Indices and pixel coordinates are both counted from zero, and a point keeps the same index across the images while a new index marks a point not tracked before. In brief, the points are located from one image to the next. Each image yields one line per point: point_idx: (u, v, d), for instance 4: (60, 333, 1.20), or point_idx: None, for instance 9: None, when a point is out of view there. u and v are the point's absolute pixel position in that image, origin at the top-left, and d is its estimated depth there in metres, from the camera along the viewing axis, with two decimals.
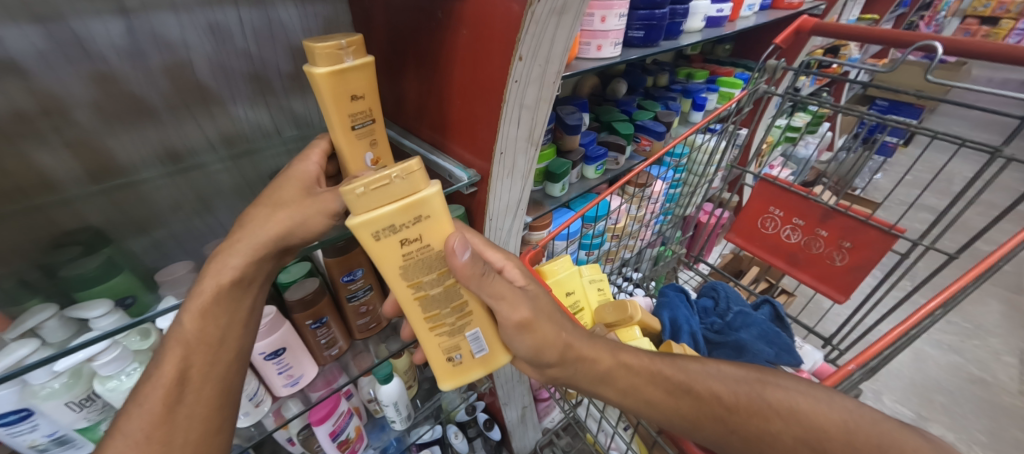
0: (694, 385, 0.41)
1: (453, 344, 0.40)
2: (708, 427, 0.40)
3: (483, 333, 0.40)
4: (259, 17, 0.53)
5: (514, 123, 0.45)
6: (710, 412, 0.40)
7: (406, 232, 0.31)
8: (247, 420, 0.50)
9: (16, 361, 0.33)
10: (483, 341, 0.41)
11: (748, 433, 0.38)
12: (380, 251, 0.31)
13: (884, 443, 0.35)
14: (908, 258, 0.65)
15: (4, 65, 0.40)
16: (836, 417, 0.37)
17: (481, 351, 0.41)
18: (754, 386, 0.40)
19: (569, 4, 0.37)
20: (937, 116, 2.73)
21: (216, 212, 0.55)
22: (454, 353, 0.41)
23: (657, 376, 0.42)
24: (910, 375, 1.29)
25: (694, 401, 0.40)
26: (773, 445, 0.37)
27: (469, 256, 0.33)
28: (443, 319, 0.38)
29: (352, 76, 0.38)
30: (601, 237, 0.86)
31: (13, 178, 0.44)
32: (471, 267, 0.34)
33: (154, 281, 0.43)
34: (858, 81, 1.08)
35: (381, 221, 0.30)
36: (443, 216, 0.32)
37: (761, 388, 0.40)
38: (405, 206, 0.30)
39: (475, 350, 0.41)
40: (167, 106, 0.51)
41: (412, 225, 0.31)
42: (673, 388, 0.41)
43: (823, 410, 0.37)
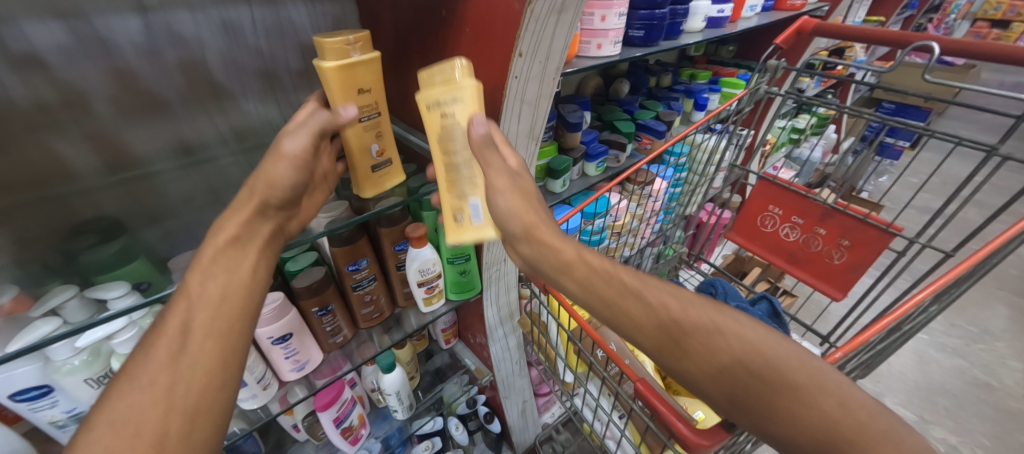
0: (647, 294, 0.35)
1: (457, 204, 0.43)
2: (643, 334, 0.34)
3: (482, 203, 0.41)
4: (270, 15, 0.55)
5: (515, 118, 0.46)
6: (651, 319, 0.34)
7: (443, 105, 0.39)
8: (255, 403, 0.51)
9: (41, 338, 0.35)
10: (481, 212, 0.42)
11: (680, 345, 0.33)
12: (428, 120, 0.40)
13: (825, 395, 0.29)
14: (905, 256, 0.65)
15: (28, 58, 0.42)
16: (783, 356, 0.31)
17: (478, 222, 0.42)
18: (708, 311, 0.34)
19: (568, 3, 0.39)
20: (945, 120, 2.71)
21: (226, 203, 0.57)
22: (458, 214, 0.43)
23: (610, 277, 0.36)
24: (912, 378, 1.28)
25: (642, 307, 0.35)
26: (699, 363, 0.32)
27: (482, 130, 0.38)
28: (457, 182, 0.42)
29: (359, 70, 0.40)
30: (601, 234, 0.87)
31: (35, 168, 0.46)
32: (480, 139, 0.38)
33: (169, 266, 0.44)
34: (865, 82, 1.08)
35: (430, 95, 0.39)
36: (470, 97, 0.38)
37: (719, 318, 0.33)
38: (449, 84, 0.38)
39: (474, 218, 0.42)
40: (182, 100, 0.53)
41: (446, 99, 0.38)
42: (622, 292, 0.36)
43: (772, 346, 0.31)
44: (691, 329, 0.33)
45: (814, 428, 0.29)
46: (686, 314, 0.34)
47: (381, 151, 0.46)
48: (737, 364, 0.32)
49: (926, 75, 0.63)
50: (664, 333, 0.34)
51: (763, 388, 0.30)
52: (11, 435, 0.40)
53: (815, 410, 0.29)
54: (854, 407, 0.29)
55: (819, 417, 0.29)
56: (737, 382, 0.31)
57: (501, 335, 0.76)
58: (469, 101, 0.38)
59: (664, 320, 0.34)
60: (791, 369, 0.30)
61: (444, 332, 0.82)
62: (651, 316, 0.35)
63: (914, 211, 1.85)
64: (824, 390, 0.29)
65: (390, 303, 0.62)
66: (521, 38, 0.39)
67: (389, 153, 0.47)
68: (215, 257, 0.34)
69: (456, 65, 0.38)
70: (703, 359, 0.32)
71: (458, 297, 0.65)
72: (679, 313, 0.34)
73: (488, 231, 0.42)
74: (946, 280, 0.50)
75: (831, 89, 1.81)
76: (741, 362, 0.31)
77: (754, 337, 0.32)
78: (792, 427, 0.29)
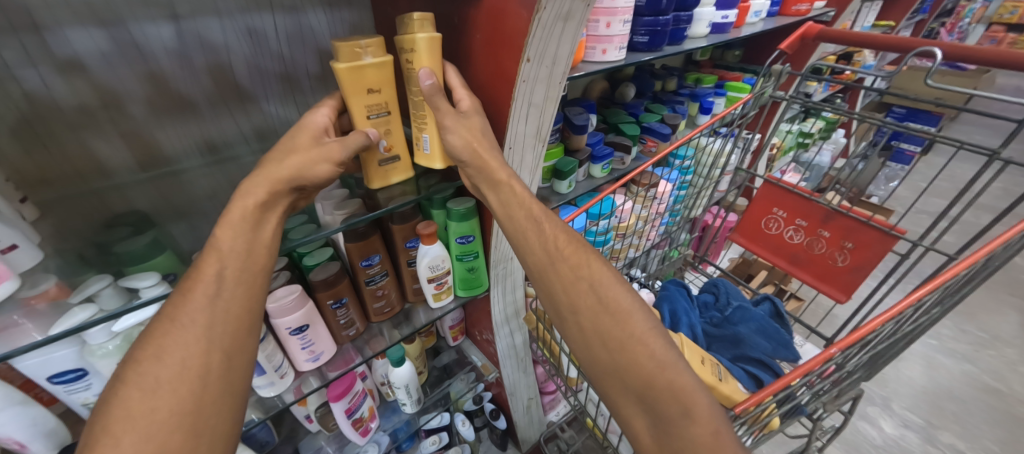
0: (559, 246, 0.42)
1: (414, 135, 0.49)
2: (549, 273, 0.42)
3: (431, 139, 0.48)
4: (291, 22, 0.58)
5: (523, 119, 0.48)
6: (557, 264, 0.41)
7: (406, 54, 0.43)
8: (272, 390, 0.54)
9: (81, 323, 0.38)
10: (430, 144, 0.48)
11: (575, 285, 0.40)
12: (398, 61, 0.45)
13: (651, 353, 0.36)
14: (908, 260, 0.66)
15: (70, 63, 0.45)
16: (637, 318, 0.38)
17: (427, 151, 0.49)
18: (602, 275, 0.41)
19: (574, 11, 0.41)
20: (958, 124, 2.68)
21: None
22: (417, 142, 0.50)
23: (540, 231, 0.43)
24: (921, 383, 1.27)
25: (553, 254, 0.42)
26: (578, 300, 0.39)
27: (428, 84, 0.43)
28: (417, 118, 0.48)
29: (370, 72, 0.42)
30: (607, 234, 0.88)
31: (73, 165, 0.50)
32: (427, 91, 0.43)
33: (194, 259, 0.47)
34: (874, 88, 1.07)
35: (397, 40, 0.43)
36: (423, 54, 0.42)
37: (609, 287, 0.40)
38: (407, 34, 0.42)
39: (425, 148, 0.49)
40: (209, 102, 0.56)
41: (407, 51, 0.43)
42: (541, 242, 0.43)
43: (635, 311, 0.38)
44: (581, 279, 0.40)
45: (639, 377, 0.36)
46: (577, 270, 0.41)
47: (390, 147, 0.48)
48: (601, 312, 0.39)
49: (929, 80, 0.64)
50: (559, 274, 0.41)
51: (610, 333, 0.38)
52: (48, 414, 0.43)
53: (633, 358, 0.36)
54: (663, 372, 0.36)
55: (640, 363, 0.36)
56: (596, 323, 0.38)
57: (507, 332, 0.77)
58: (422, 52, 0.42)
59: (564, 263, 0.41)
60: (637, 330, 0.38)
61: (452, 329, 0.84)
62: (556, 259, 0.41)
63: (924, 216, 1.83)
64: (647, 349, 0.37)
65: (400, 298, 0.64)
66: (529, 44, 0.41)
67: (398, 149, 0.49)
68: (242, 247, 0.36)
69: (413, 17, 0.41)
70: (579, 300, 0.40)
71: (466, 294, 0.67)
72: (576, 265, 0.41)
73: (435, 163, 0.50)
74: (944, 278, 0.51)
75: (839, 93, 1.81)
76: (602, 311, 0.39)
77: (624, 302, 0.39)
78: (617, 365, 0.37)
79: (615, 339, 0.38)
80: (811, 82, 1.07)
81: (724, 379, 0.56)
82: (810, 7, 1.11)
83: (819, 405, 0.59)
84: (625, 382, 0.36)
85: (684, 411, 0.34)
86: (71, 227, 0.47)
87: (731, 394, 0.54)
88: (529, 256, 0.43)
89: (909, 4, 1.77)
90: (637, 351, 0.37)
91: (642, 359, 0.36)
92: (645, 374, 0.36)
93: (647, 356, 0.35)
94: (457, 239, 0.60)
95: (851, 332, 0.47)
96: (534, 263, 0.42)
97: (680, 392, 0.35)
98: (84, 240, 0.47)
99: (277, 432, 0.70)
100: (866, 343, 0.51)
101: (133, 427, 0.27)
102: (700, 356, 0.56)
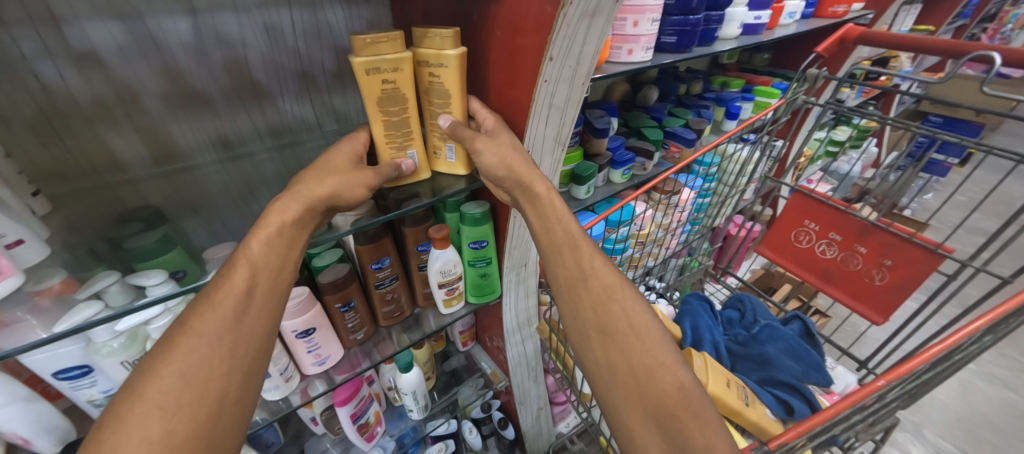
0: (592, 270, 0.40)
1: (436, 143, 0.49)
2: (578, 296, 0.39)
3: (457, 148, 0.49)
4: (309, 18, 0.57)
5: (543, 122, 0.46)
6: (585, 285, 0.39)
7: (432, 68, 0.42)
8: (277, 393, 0.52)
9: (85, 320, 0.37)
10: (454, 153, 0.49)
11: (602, 309, 0.38)
12: (421, 75, 0.44)
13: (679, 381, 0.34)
14: (956, 280, 0.60)
15: (88, 56, 0.45)
16: (661, 342, 0.37)
17: (450, 159, 0.50)
18: (635, 298, 0.39)
19: (601, 7, 0.38)
20: (998, 135, 2.54)
21: (258, 198, 0.55)
22: (436, 150, 0.50)
23: (568, 246, 0.41)
24: (956, 409, 1.19)
25: (581, 273, 0.40)
26: (609, 323, 0.38)
27: (445, 124, 0.44)
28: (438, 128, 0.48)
29: (386, 63, 0.40)
30: (624, 243, 0.85)
31: (89, 158, 0.50)
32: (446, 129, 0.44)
33: (203, 256, 0.45)
34: (910, 93, 1.01)
35: (424, 55, 0.42)
36: (453, 73, 0.42)
37: (637, 311, 0.38)
38: (436, 52, 0.41)
39: (447, 156, 0.50)
40: (224, 98, 0.56)
41: (436, 67, 0.42)
42: (574, 262, 0.40)
43: (658, 333, 0.37)
44: (609, 298, 0.38)
45: (666, 411, 0.33)
46: (609, 290, 0.39)
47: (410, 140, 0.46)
48: (631, 335, 0.37)
49: (985, 87, 0.59)
50: (589, 291, 0.39)
51: (637, 358, 0.36)
52: (52, 410, 0.43)
53: (658, 386, 0.34)
54: (694, 406, 0.33)
55: (666, 392, 0.34)
56: (625, 345, 0.36)
57: (518, 340, 0.75)
58: (452, 70, 0.41)
59: (596, 280, 0.39)
60: (665, 359, 0.36)
61: (462, 334, 0.82)
62: (588, 275, 0.40)
63: (961, 231, 1.73)
64: (674, 379, 0.35)
65: (410, 302, 0.63)
66: (551, 42, 0.38)
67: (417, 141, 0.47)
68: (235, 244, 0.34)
69: (444, 34, 0.40)
70: (608, 320, 0.38)
71: (478, 301, 0.65)
72: (607, 286, 0.39)
73: (459, 169, 0.51)
74: (1002, 311, 0.47)
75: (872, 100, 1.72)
76: (632, 333, 0.37)
77: (654, 329, 0.38)
78: (642, 390, 0.35)
79: (642, 363, 0.36)
80: (846, 87, 1.01)
81: (750, 405, 0.52)
82: (846, 10, 1.05)
83: (852, 434, 0.54)
84: (645, 409, 0.34)
85: (707, 448, 0.32)
86: (85, 220, 0.47)
87: (757, 420, 0.51)
88: (559, 268, 0.41)
89: (951, 7, 1.68)
90: (664, 380, 0.35)
91: (670, 388, 0.34)
92: (673, 404, 0.34)
93: (689, 398, 0.34)
94: (471, 245, 0.58)
95: (898, 365, 0.44)
96: (564, 277, 0.41)
97: (708, 437, 0.32)
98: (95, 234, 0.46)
99: (282, 432, 0.69)
100: (911, 374, 0.47)
101: (124, 436, 0.25)
102: (723, 378, 0.52)
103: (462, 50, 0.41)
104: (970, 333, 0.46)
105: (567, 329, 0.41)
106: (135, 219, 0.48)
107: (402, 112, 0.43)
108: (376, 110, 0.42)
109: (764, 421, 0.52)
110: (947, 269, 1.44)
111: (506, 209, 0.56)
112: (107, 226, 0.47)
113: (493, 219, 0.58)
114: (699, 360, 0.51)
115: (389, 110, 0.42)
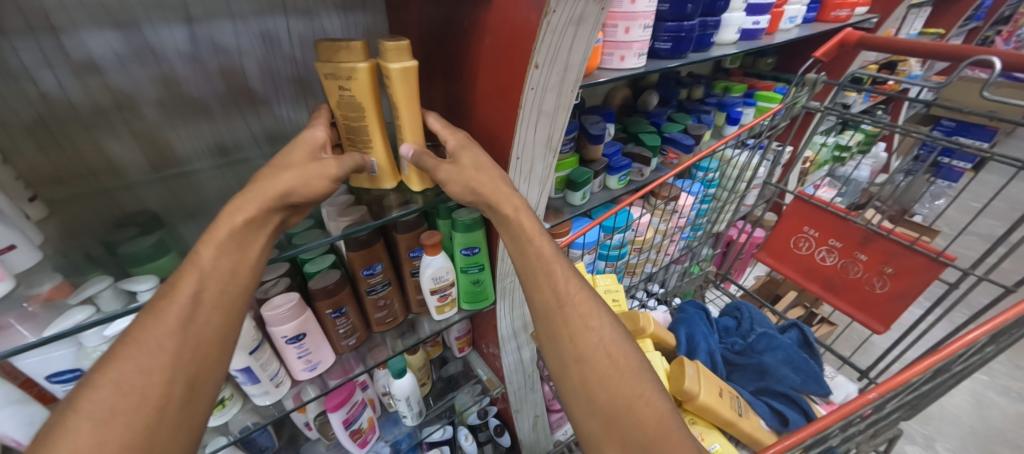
0: (568, 297, 0.40)
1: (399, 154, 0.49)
2: (556, 323, 0.39)
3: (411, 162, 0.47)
4: (305, 26, 0.58)
5: (532, 128, 0.46)
6: (561, 312, 0.39)
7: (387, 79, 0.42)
8: (267, 399, 0.52)
9: (75, 325, 0.37)
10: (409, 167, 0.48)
11: (579, 338, 0.38)
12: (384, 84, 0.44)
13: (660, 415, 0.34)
14: (957, 289, 0.58)
15: (87, 65, 0.46)
16: (638, 372, 0.36)
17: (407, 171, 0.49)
18: (613, 326, 0.39)
19: (586, 14, 0.38)
20: (1013, 140, 2.49)
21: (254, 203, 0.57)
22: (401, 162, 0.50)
23: (546, 270, 0.41)
24: (969, 423, 1.16)
25: (557, 298, 0.40)
26: (587, 352, 0.37)
27: (406, 154, 0.44)
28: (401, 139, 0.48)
29: (344, 70, 0.41)
30: (622, 249, 0.84)
31: (88, 164, 0.51)
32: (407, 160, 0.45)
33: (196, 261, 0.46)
34: (920, 101, 0.98)
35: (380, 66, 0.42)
36: (398, 86, 0.41)
37: (613, 341, 0.38)
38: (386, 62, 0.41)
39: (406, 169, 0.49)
40: (220, 104, 0.57)
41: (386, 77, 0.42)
42: (551, 288, 0.40)
43: (635, 363, 0.37)
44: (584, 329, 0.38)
45: (649, 446, 0.33)
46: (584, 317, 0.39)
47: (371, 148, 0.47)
48: (610, 366, 0.36)
49: (985, 93, 0.58)
50: (561, 322, 0.38)
51: (614, 388, 0.36)
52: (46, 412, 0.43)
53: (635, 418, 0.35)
54: (674, 440, 0.33)
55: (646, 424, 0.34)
56: (604, 377, 0.36)
57: (513, 346, 0.74)
58: (396, 83, 0.41)
59: (573, 307, 0.39)
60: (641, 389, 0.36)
61: (458, 340, 0.82)
62: (564, 302, 0.39)
63: (974, 238, 1.69)
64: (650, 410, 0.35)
65: (403, 307, 0.63)
66: (536, 49, 0.38)
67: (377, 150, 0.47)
68: (217, 250, 0.35)
69: (392, 46, 0.40)
70: (587, 349, 0.37)
71: (471, 307, 0.65)
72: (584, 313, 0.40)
73: (415, 183, 0.50)
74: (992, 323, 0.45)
75: (881, 105, 1.70)
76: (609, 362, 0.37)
77: (632, 360, 0.37)
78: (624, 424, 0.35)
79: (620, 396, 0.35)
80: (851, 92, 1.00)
81: (743, 414, 0.51)
82: (850, 13, 1.04)
83: (852, 445, 0.52)
84: (627, 445, 0.34)
85: None
86: (85, 225, 0.48)
87: (751, 431, 0.50)
88: (536, 293, 0.41)
89: (962, 10, 1.65)
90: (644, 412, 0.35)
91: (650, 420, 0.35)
92: (655, 437, 0.33)
93: (670, 435, 0.34)
94: (462, 251, 0.58)
95: (893, 377, 0.43)
96: (541, 303, 0.40)
97: None
98: (93, 239, 0.47)
99: (278, 436, 0.69)
100: (909, 386, 0.45)
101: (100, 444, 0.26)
102: (714, 385, 0.50)
103: (406, 64, 0.40)
104: (969, 343, 0.44)
105: (546, 357, 0.40)
106: (132, 223, 0.49)
107: (360, 120, 0.44)
108: (339, 113, 0.44)
109: (756, 429, 0.51)
110: (955, 278, 1.42)
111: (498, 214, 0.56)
112: (106, 230, 0.48)
113: (484, 227, 0.59)
114: (691, 367, 0.50)
115: (348, 115, 0.44)
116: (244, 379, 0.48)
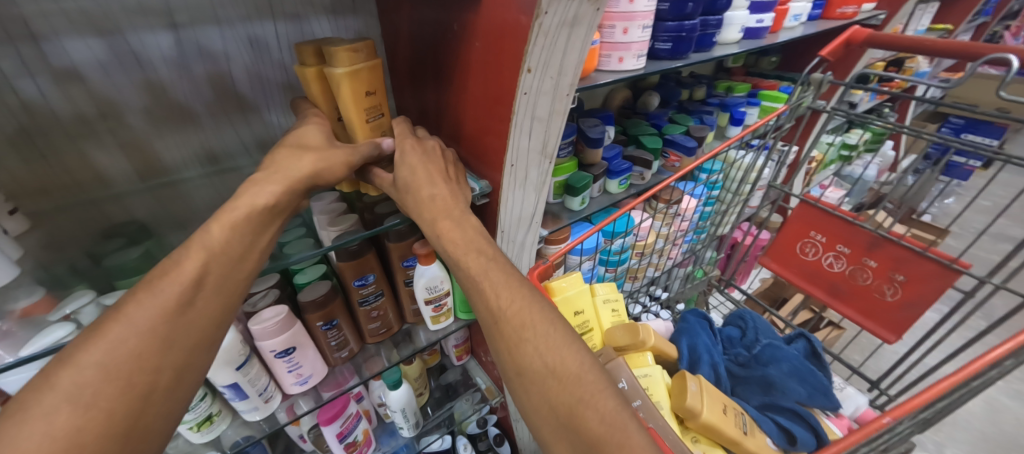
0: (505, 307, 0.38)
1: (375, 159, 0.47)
2: (496, 341, 0.38)
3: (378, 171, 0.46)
4: (294, 30, 0.57)
5: (526, 134, 0.44)
6: (501, 325, 0.37)
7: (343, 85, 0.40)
8: (257, 414, 0.51)
9: (54, 343, 0.35)
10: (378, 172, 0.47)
11: (516, 350, 0.36)
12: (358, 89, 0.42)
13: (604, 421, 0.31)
14: (972, 298, 0.55)
15: (69, 73, 0.45)
16: (575, 370, 0.34)
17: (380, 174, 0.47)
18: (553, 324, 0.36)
19: (580, 15, 0.36)
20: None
21: None
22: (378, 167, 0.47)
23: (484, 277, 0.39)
24: (982, 429, 1.13)
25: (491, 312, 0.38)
26: (526, 362, 0.35)
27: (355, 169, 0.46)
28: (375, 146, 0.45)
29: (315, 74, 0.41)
30: (622, 255, 0.82)
31: (73, 174, 0.49)
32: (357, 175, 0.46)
33: None
34: (931, 101, 0.95)
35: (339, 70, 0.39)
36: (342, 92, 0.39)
37: (551, 343, 0.35)
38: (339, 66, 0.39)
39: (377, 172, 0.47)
40: (209, 112, 0.55)
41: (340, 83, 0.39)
42: (491, 298, 0.38)
43: (569, 358, 0.34)
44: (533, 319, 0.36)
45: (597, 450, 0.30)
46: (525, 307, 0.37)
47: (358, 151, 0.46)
48: (547, 376, 0.34)
49: (1000, 92, 0.55)
50: (505, 329, 0.37)
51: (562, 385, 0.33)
52: None
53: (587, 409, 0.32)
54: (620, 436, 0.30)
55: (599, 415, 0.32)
56: (543, 389, 0.34)
57: None
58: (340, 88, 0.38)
59: (506, 322, 0.37)
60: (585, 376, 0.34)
61: (456, 348, 0.80)
62: (498, 317, 0.37)
63: (985, 237, 1.66)
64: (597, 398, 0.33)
65: (397, 318, 0.61)
66: (528, 53, 0.37)
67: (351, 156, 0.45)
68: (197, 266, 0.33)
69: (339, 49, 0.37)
70: (524, 363, 0.35)
71: (466, 317, 0.63)
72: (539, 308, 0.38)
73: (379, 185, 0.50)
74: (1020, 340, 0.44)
75: (887, 103, 1.67)
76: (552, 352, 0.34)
77: (573, 362, 0.34)
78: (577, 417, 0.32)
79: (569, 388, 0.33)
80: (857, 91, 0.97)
81: (747, 431, 0.48)
82: (857, 10, 1.01)
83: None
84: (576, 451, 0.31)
85: None
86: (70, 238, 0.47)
87: (756, 450, 0.48)
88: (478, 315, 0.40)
89: (970, 6, 1.62)
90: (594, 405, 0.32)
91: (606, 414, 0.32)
92: (597, 441, 0.30)
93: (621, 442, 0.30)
94: None
95: (910, 399, 0.41)
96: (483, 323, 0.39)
97: None
98: (77, 252, 0.46)
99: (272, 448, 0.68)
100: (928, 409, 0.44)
101: None
102: (719, 400, 0.48)
103: (341, 69, 0.37)
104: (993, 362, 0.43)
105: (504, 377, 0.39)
106: (120, 234, 0.47)
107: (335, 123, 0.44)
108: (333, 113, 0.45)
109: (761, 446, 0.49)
110: (966, 281, 1.39)
111: (493, 223, 0.54)
112: (93, 242, 0.46)
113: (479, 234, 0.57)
114: (694, 384, 0.47)
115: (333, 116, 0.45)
116: (231, 395, 0.46)
